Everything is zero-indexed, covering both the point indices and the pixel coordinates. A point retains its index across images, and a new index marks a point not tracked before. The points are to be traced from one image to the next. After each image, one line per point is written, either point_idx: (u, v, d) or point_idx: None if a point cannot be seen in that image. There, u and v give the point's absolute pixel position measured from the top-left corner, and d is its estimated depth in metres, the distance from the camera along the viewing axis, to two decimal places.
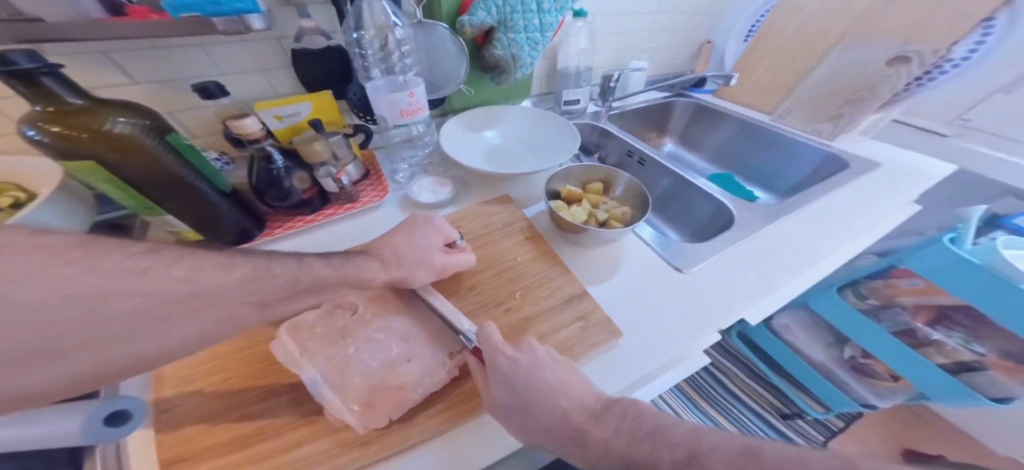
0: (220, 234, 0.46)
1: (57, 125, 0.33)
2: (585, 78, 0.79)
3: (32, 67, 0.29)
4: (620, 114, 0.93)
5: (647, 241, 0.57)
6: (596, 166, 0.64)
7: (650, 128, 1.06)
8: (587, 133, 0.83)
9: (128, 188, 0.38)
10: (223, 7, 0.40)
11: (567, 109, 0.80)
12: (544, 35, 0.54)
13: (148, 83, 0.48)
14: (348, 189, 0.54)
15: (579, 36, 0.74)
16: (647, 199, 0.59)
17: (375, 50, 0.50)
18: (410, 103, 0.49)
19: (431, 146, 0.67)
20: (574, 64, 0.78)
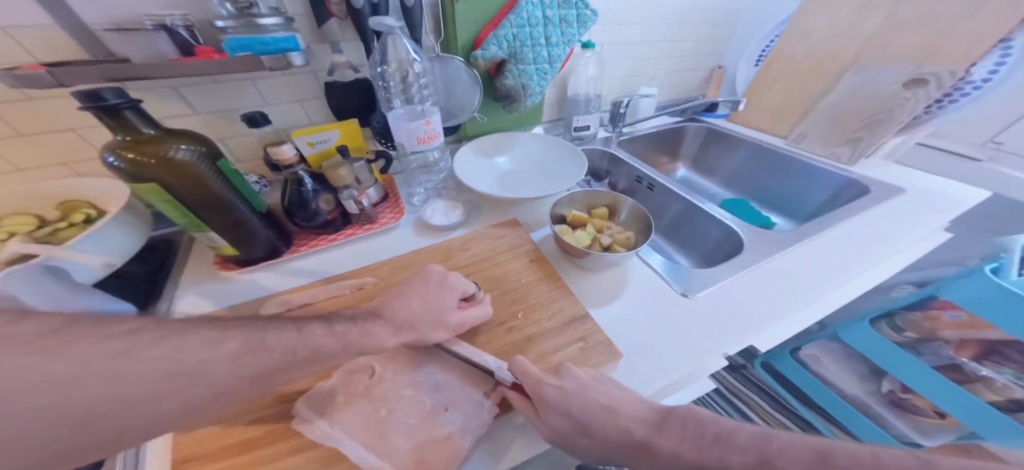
0: (254, 248, 0.50)
1: (132, 152, 0.38)
2: (594, 105, 0.82)
3: (118, 103, 0.35)
4: (630, 139, 0.95)
5: (654, 267, 0.56)
6: (601, 191, 0.65)
7: (663, 152, 1.07)
8: (597, 158, 0.85)
9: (182, 207, 0.42)
10: (270, 46, 0.46)
11: (577, 135, 0.83)
12: (553, 65, 0.58)
13: (205, 114, 0.55)
14: (368, 211, 0.58)
15: (588, 64, 0.77)
16: (651, 224, 0.59)
17: (396, 82, 0.55)
18: (426, 131, 0.53)
19: (445, 171, 0.71)
20: (584, 91, 0.81)
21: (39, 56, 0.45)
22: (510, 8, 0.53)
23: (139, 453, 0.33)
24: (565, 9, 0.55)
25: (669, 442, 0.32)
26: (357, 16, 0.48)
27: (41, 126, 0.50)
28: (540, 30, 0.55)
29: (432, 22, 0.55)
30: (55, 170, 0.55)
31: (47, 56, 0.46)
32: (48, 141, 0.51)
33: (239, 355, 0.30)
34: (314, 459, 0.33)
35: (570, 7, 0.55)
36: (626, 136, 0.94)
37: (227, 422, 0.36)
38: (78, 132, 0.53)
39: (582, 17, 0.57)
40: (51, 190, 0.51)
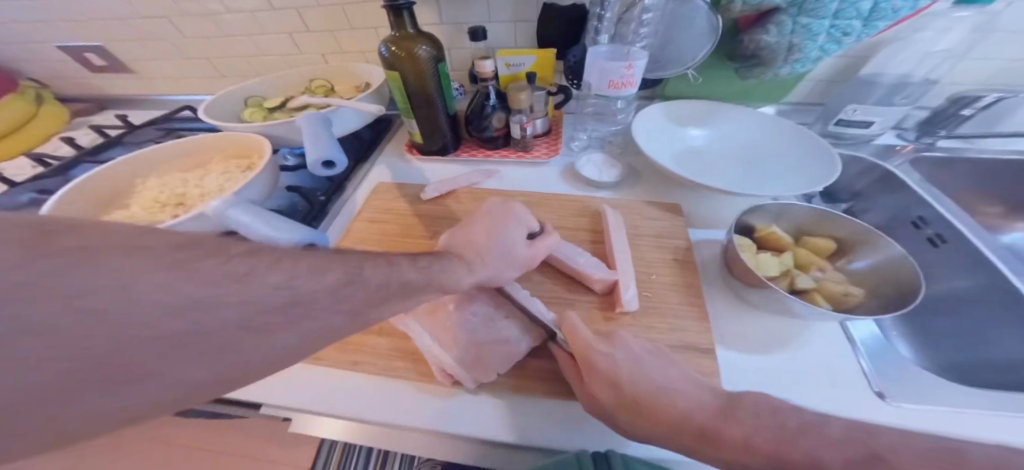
0: (434, 142, 0.54)
1: (395, 46, 0.44)
2: (908, 94, 0.51)
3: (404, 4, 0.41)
4: (946, 163, 0.56)
5: (854, 343, 0.33)
6: (841, 215, 0.39)
7: (989, 197, 0.60)
8: (853, 173, 0.55)
9: (404, 94, 0.47)
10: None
11: (836, 130, 0.55)
12: (866, 24, 0.41)
13: (448, 24, 0.57)
14: (527, 139, 0.55)
15: (946, 32, 0.45)
16: (913, 293, 0.32)
17: (612, 16, 0.49)
18: (624, 75, 0.43)
19: (621, 125, 0.59)
20: (898, 72, 0.50)
21: None
22: None
23: None
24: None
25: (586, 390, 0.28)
26: None
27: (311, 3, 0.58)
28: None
29: None
30: (318, 59, 0.67)
31: None
32: (316, 17, 0.60)
33: (341, 287, 0.23)
34: (386, 351, 0.36)
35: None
36: (943, 153, 0.56)
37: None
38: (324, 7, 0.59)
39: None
40: (304, 73, 0.61)
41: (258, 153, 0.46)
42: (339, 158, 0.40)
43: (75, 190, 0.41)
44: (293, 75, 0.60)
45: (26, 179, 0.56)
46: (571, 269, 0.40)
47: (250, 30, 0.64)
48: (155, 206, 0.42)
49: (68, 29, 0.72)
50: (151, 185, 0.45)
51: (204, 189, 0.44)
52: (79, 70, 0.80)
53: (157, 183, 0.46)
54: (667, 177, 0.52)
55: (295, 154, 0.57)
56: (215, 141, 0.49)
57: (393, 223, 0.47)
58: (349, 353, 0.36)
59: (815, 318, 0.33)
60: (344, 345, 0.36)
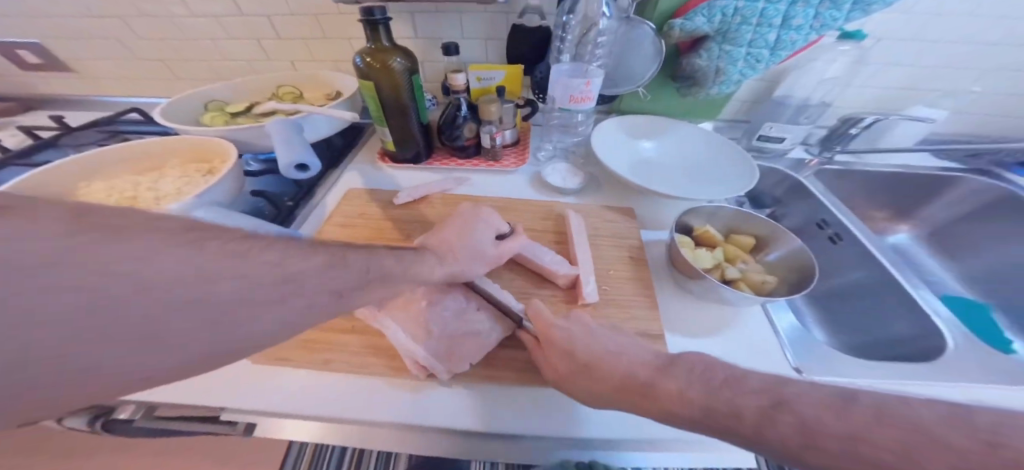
0: (406, 150, 0.56)
1: (370, 57, 0.46)
2: (808, 115, 0.64)
3: (380, 18, 0.43)
4: (845, 174, 0.68)
5: (774, 326, 0.39)
6: (760, 216, 0.46)
7: (879, 204, 0.72)
8: (772, 182, 0.66)
9: (378, 104, 0.49)
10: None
11: (759, 144, 0.65)
12: (774, 52, 0.49)
13: (420, 38, 0.60)
14: (496, 149, 0.58)
15: (835, 62, 0.57)
16: (813, 277, 0.39)
17: (573, 37, 0.54)
18: (582, 91, 0.48)
19: (582, 136, 0.64)
20: (804, 95, 0.62)
21: None
22: None
23: None
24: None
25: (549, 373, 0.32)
26: None
27: (282, 11, 0.59)
28: (779, 8, 0.45)
29: None
30: (286, 66, 0.67)
31: None
32: (287, 25, 0.61)
33: (321, 269, 0.25)
34: (359, 350, 0.37)
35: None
36: (840, 166, 0.67)
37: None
38: (297, 16, 0.59)
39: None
40: (273, 78, 0.60)
41: (219, 158, 0.45)
42: (314, 161, 0.40)
43: (6, 190, 0.38)
44: (259, 80, 0.60)
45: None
46: (539, 267, 0.43)
47: (213, 34, 0.63)
48: (98, 206, 0.40)
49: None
50: (97, 188, 0.43)
51: (160, 192, 0.42)
52: (8, 67, 0.73)
53: (104, 185, 0.43)
54: (623, 184, 0.58)
55: (261, 159, 0.56)
56: (172, 144, 0.47)
57: (365, 227, 0.48)
58: (320, 353, 0.36)
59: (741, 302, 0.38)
60: (315, 346, 0.37)
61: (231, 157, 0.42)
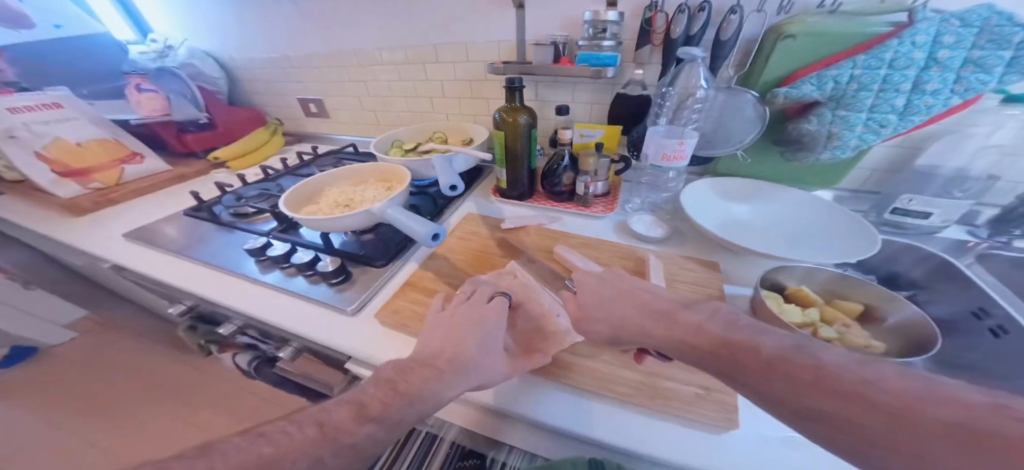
0: (514, 189, 0.70)
1: (505, 112, 0.61)
2: (966, 188, 0.55)
3: (516, 84, 0.58)
4: None
5: None
6: (865, 282, 0.46)
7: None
8: (908, 261, 0.59)
9: (503, 150, 0.65)
10: (602, 61, 0.60)
11: (895, 218, 0.59)
12: (902, 118, 0.48)
13: (537, 101, 0.76)
14: (588, 196, 0.68)
15: (996, 128, 0.50)
16: (933, 346, 0.37)
17: (671, 103, 0.62)
18: (676, 150, 0.54)
19: (672, 193, 0.70)
20: (955, 164, 0.54)
21: (472, 45, 0.76)
22: (869, 47, 0.46)
23: (395, 272, 0.57)
24: (985, 49, 0.42)
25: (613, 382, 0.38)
26: (669, 46, 0.57)
27: (451, 83, 0.84)
28: (908, 74, 0.45)
29: (741, 54, 0.58)
30: (444, 117, 0.92)
31: (476, 47, 0.76)
32: (451, 93, 0.86)
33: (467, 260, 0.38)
34: None
35: (994, 47, 0.42)
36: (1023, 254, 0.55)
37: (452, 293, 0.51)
38: (458, 87, 0.84)
39: (1016, 60, 0.42)
40: (434, 129, 0.85)
41: (398, 180, 0.65)
42: (460, 184, 0.56)
43: (297, 188, 0.64)
44: (428, 127, 0.85)
45: (258, 180, 0.90)
46: None
47: (405, 98, 0.93)
48: (336, 206, 0.62)
49: (298, 88, 1.10)
50: (334, 191, 0.67)
51: (365, 197, 0.64)
52: (295, 113, 1.19)
53: (337, 190, 0.68)
54: (711, 240, 0.60)
55: (414, 185, 0.78)
56: (374, 168, 0.71)
57: (475, 242, 0.62)
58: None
59: None
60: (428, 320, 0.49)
61: (406, 179, 0.62)
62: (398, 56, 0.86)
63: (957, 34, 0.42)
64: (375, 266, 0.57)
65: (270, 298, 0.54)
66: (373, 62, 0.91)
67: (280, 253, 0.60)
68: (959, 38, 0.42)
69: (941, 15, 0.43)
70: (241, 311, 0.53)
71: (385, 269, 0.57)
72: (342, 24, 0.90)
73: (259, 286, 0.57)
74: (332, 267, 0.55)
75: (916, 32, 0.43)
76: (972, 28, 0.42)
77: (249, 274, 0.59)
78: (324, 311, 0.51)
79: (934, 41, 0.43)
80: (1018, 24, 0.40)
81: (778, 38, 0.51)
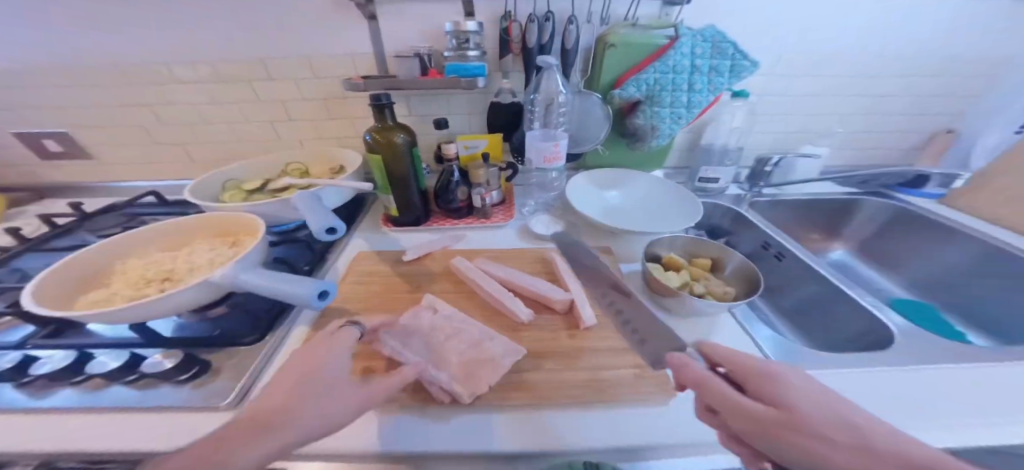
0: (408, 214, 0.64)
1: (378, 134, 0.55)
2: (730, 158, 0.78)
3: (385, 101, 0.52)
4: (777, 203, 0.84)
5: (745, 329, 0.48)
6: (708, 242, 0.60)
7: (813, 228, 0.90)
8: (720, 214, 0.81)
9: (385, 175, 0.58)
10: (471, 72, 0.59)
11: (701, 185, 0.79)
12: (689, 111, 0.64)
13: (412, 116, 0.71)
14: (486, 207, 0.68)
15: (733, 115, 0.74)
16: (760, 284, 0.52)
17: (540, 108, 0.67)
18: (553, 151, 0.59)
19: (558, 191, 0.77)
20: (722, 141, 0.78)
21: (318, 59, 0.65)
22: (658, 55, 0.60)
23: (279, 345, 0.44)
24: (717, 59, 0.60)
25: (560, 388, 0.38)
26: (528, 55, 0.62)
27: (299, 104, 0.70)
28: (684, 77, 0.61)
29: (583, 61, 0.67)
30: (294, 143, 0.76)
31: (323, 61, 0.65)
32: (301, 115, 0.72)
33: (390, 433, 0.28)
34: None
35: (721, 58, 0.60)
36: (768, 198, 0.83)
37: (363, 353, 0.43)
38: (310, 107, 0.70)
39: (735, 68, 0.60)
40: (287, 160, 0.70)
41: (245, 231, 0.51)
42: (340, 223, 0.47)
43: (49, 272, 0.40)
44: (279, 158, 0.69)
45: None
46: (538, 295, 0.50)
47: (234, 122, 0.73)
48: (140, 282, 0.44)
49: (31, 120, 0.73)
50: (134, 266, 0.47)
51: (195, 263, 0.47)
52: (24, 158, 0.78)
53: (141, 262, 0.48)
54: (600, 227, 0.68)
55: (273, 231, 0.62)
56: (200, 221, 0.53)
57: (379, 283, 0.54)
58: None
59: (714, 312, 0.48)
60: None
61: (257, 225, 0.48)
62: (206, 72, 0.66)
63: (701, 46, 0.60)
64: (246, 345, 0.43)
65: (72, 426, 0.35)
66: (164, 80, 0.68)
67: (56, 365, 0.38)
68: (703, 50, 0.60)
69: (692, 33, 0.59)
70: (34, 454, 0.33)
71: (265, 341, 0.44)
72: (98, 29, 0.63)
73: (45, 414, 0.36)
74: (174, 362, 0.39)
75: (683, 45, 0.59)
76: (707, 43, 0.60)
77: (10, 405, 0.36)
78: (184, 415, 0.35)
79: (692, 53, 0.60)
80: (729, 42, 0.59)
81: (605, 47, 0.61)
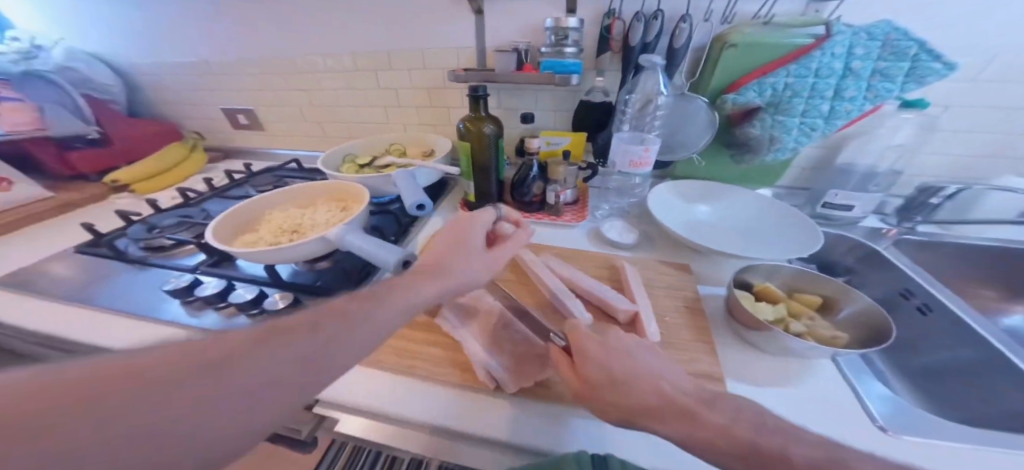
0: (483, 201, 0.67)
1: (469, 124, 0.59)
2: (877, 183, 0.64)
3: (481, 94, 0.56)
4: (936, 245, 0.65)
5: (849, 379, 0.39)
6: (819, 275, 0.50)
7: (987, 282, 0.68)
8: (845, 248, 0.66)
9: (470, 162, 0.62)
10: (567, 68, 0.59)
11: (824, 212, 0.66)
12: (828, 122, 0.54)
13: (501, 109, 0.74)
14: (559, 205, 0.68)
15: (896, 130, 0.60)
16: (889, 334, 0.41)
17: (633, 108, 0.63)
18: (642, 156, 0.56)
19: (638, 199, 0.73)
20: (866, 162, 0.64)
21: (430, 53, 0.72)
22: (797, 57, 0.51)
23: None
24: (889, 60, 0.49)
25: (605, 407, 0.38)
26: (628, 53, 0.59)
27: (408, 94, 0.79)
28: (830, 82, 0.51)
29: (692, 62, 0.61)
30: (397, 127, 0.86)
31: (433, 54, 0.72)
32: (407, 102, 0.80)
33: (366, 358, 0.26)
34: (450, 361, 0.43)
35: (896, 58, 0.49)
36: (925, 237, 0.65)
37: (430, 323, 0.48)
38: (416, 95, 0.79)
39: (913, 70, 0.49)
40: (390, 141, 0.80)
41: (355, 199, 0.59)
42: (428, 202, 0.52)
43: (224, 216, 0.54)
44: (384, 139, 0.79)
45: (172, 206, 0.75)
46: (602, 302, 0.48)
47: (356, 106, 0.85)
48: (277, 232, 0.54)
49: (226, 97, 0.97)
50: (275, 217, 0.58)
51: (316, 221, 0.56)
52: (217, 124, 1.04)
53: (281, 215, 0.59)
54: (680, 242, 0.62)
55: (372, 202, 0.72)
56: (323, 188, 0.63)
57: None
58: (406, 358, 0.43)
59: (814, 355, 0.40)
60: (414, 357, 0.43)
61: (364, 194, 0.57)
62: (341, 63, 0.80)
63: (866, 46, 0.49)
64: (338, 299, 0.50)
65: None
66: (313, 68, 0.83)
67: (213, 292, 0.50)
68: (868, 50, 0.49)
69: (852, 29, 0.49)
70: None
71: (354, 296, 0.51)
72: (278, 27, 0.81)
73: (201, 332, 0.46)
74: (285, 303, 0.48)
75: (834, 44, 0.49)
76: (877, 41, 0.49)
77: (174, 319, 0.48)
78: None
79: (849, 52, 0.49)
80: (911, 38, 0.47)
81: (723, 47, 0.55)
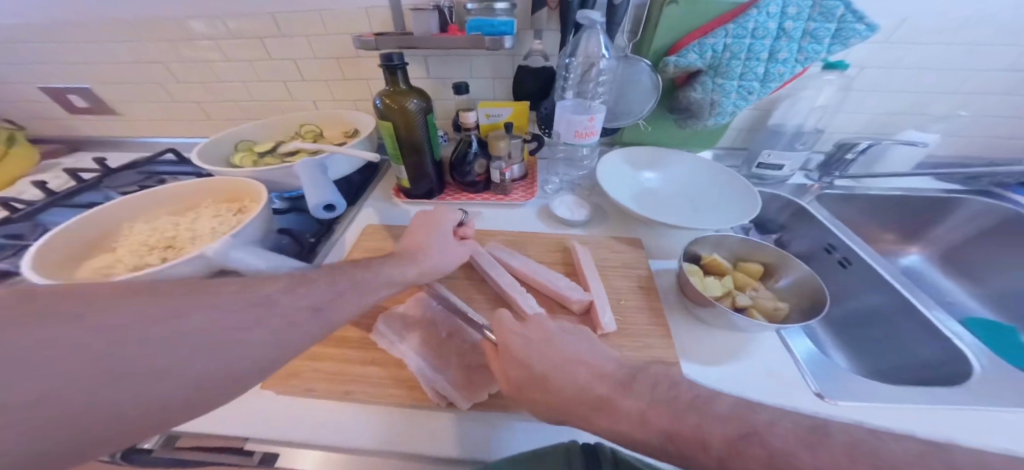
0: (420, 186, 0.59)
1: (389, 99, 0.50)
2: (804, 141, 0.67)
3: (397, 63, 0.47)
4: (846, 197, 0.73)
5: (789, 349, 0.41)
6: (763, 244, 0.51)
7: (882, 225, 0.78)
8: (775, 207, 0.71)
9: (397, 143, 0.53)
10: (496, 28, 0.51)
11: (759, 172, 0.69)
12: (764, 84, 0.53)
13: (433, 78, 0.65)
14: (506, 183, 0.62)
15: (822, 90, 0.62)
16: (823, 303, 0.43)
17: (575, 74, 0.59)
18: (587, 126, 0.51)
19: (587, 170, 0.69)
20: (796, 121, 0.66)
21: (332, 11, 0.59)
22: (735, 16, 0.49)
23: None
24: (818, 21, 0.48)
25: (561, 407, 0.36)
26: (566, 9, 0.52)
27: (314, 63, 0.65)
28: (765, 44, 0.50)
29: (633, 22, 0.57)
30: (308, 105, 0.72)
31: (336, 12, 0.59)
32: (315, 73, 0.67)
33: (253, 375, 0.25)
34: (390, 378, 0.38)
35: (824, 19, 0.48)
36: (841, 190, 0.72)
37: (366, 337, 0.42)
38: (324, 65, 0.65)
39: (841, 31, 0.48)
40: (298, 121, 0.66)
41: (250, 196, 0.49)
42: (337, 202, 0.48)
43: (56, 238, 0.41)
44: (291, 120, 0.66)
45: None
46: (554, 293, 0.45)
47: (250, 80, 0.69)
48: (143, 249, 0.43)
49: (61, 73, 0.73)
50: (139, 230, 0.46)
51: (198, 231, 0.45)
52: (59, 109, 0.80)
53: (146, 226, 0.47)
54: (632, 216, 0.60)
55: (284, 196, 0.60)
56: (204, 186, 0.51)
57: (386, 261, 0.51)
58: (343, 383, 0.37)
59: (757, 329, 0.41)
60: (346, 381, 0.37)
61: (260, 190, 0.47)
62: (212, 26, 0.63)
63: (798, 5, 0.48)
64: None
65: None
66: (178, 32, 0.64)
67: None
68: (800, 10, 0.48)
69: None
70: None
71: None
72: None
73: None
74: None
75: (770, 2, 0.47)
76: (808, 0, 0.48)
77: None
78: None
79: (783, 11, 0.48)
80: None
81: (663, 4, 0.51)
